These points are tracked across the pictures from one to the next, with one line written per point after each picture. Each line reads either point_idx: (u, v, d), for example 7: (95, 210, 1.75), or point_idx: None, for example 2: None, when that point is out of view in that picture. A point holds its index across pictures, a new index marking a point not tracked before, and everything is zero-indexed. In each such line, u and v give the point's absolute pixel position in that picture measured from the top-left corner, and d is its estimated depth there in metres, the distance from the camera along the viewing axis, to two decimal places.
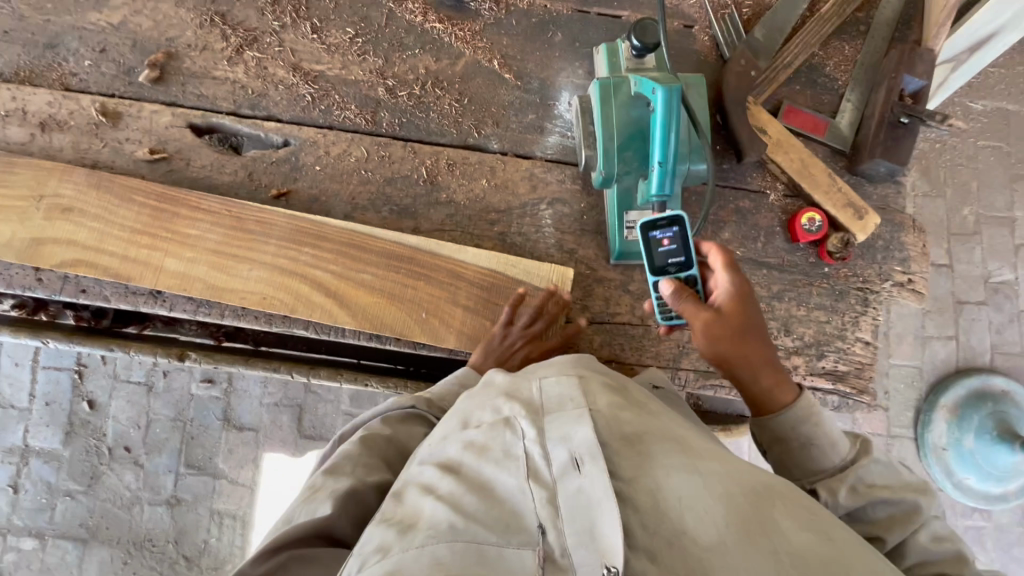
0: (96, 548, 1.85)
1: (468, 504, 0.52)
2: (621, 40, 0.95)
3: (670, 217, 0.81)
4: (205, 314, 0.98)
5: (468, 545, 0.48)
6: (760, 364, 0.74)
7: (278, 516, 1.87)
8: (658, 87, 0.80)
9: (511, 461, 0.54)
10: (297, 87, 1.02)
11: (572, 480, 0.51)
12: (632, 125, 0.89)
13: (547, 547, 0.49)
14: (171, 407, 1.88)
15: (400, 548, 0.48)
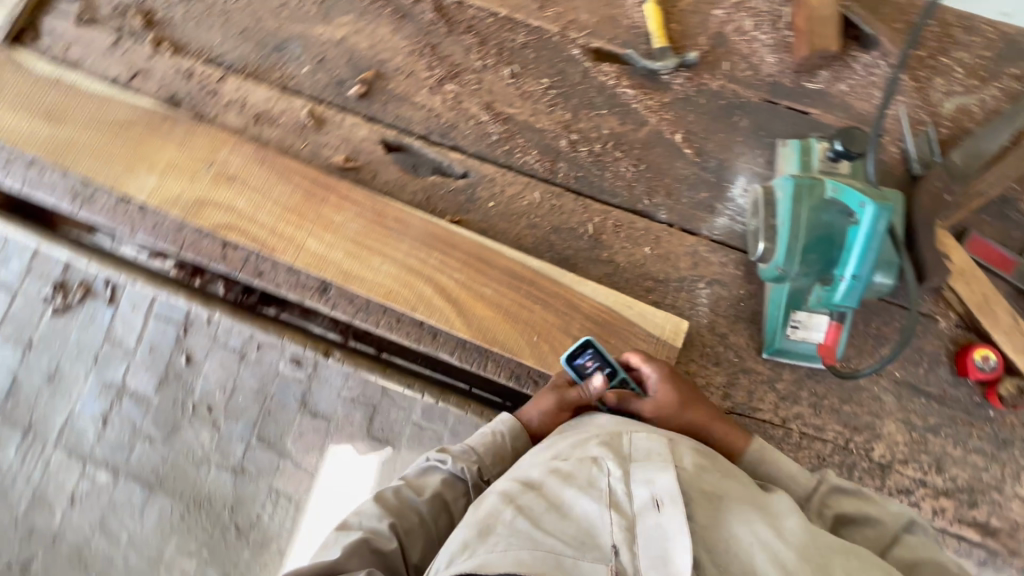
0: (158, 497, 1.78)
1: (549, 519, 0.65)
2: (819, 142, 0.96)
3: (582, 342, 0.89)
4: (364, 319, 1.03)
5: (547, 554, 0.61)
6: (706, 422, 0.86)
7: (331, 513, 1.75)
8: (871, 201, 0.80)
9: (593, 491, 0.67)
10: (486, 125, 1.08)
11: (650, 517, 0.63)
12: (822, 228, 0.88)
13: (619, 565, 0.61)
14: (256, 378, 1.79)
15: (487, 548, 0.62)
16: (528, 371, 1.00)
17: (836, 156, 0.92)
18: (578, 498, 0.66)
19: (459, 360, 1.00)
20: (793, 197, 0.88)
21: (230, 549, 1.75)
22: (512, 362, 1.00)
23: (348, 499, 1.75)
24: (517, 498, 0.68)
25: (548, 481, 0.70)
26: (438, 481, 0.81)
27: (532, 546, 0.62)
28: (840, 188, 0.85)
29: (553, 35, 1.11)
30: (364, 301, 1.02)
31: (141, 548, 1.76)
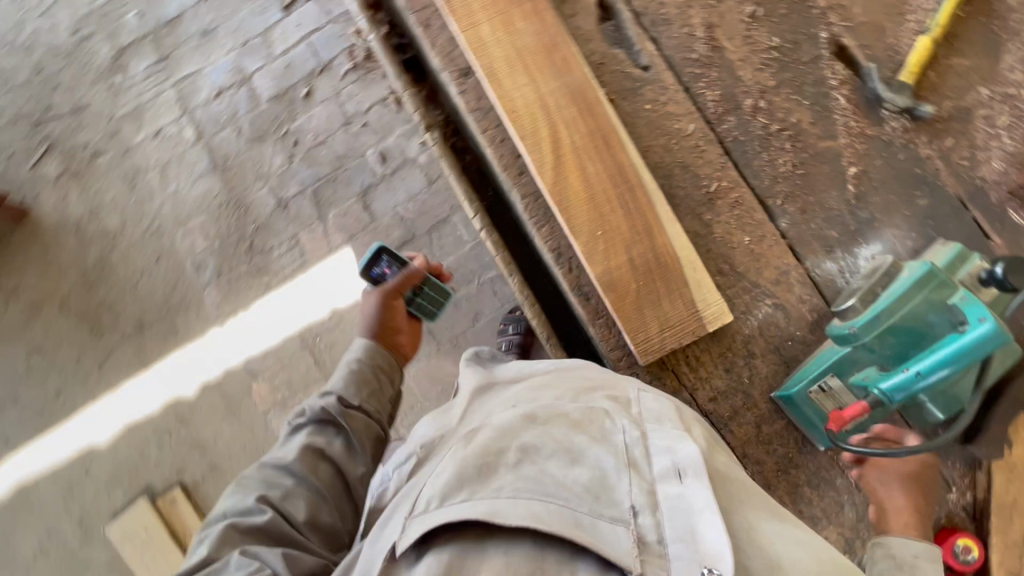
0: (216, 177, 2.12)
1: (559, 469, 0.67)
2: (978, 257, 0.87)
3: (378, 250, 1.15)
4: (473, 119, 1.03)
5: (567, 511, 0.61)
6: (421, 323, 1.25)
7: (304, 295, 2.03)
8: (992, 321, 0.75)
9: (607, 447, 0.71)
10: (696, 41, 1.04)
11: (673, 486, 0.66)
12: (923, 322, 0.82)
13: (643, 530, 0.62)
14: (344, 146, 2.09)
15: (495, 495, 0.62)
16: (569, 257, 0.99)
17: (986, 278, 0.84)
18: (589, 450, 0.69)
19: (526, 209, 1.00)
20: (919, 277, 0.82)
21: (236, 253, 2.08)
22: (563, 241, 1.00)
23: (322, 294, 2.03)
24: (526, 443, 0.70)
25: (553, 427, 0.73)
26: (317, 435, 0.95)
27: (549, 497, 0.62)
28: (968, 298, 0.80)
29: (814, 5, 1.03)
30: (488, 105, 1.03)
31: (178, 204, 2.12)
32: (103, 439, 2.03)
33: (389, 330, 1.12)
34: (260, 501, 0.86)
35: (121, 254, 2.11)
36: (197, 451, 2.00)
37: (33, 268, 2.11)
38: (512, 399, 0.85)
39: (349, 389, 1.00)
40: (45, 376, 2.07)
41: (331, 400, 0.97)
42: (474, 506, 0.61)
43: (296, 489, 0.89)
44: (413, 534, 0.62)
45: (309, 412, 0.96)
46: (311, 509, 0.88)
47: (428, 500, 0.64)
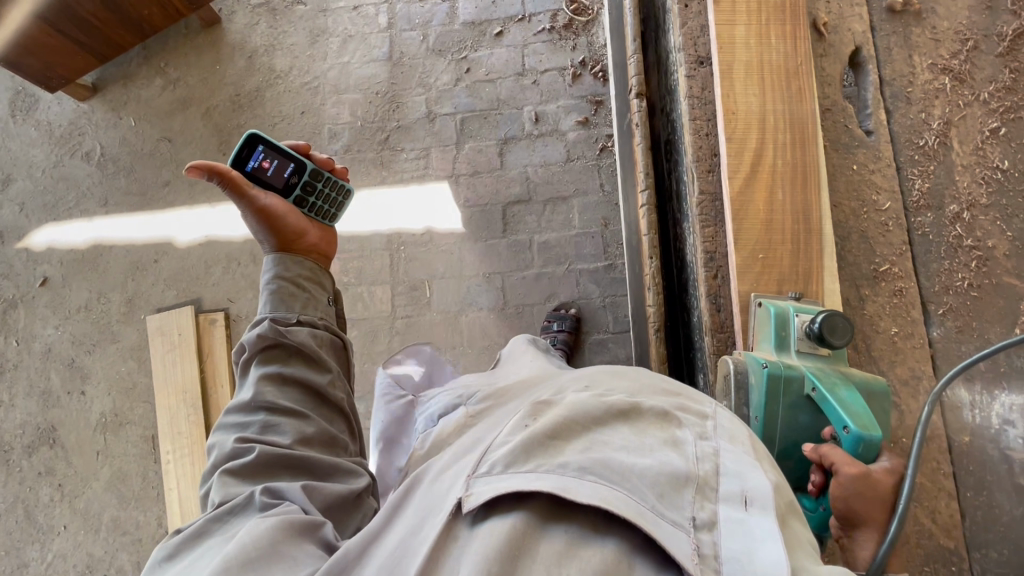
0: (385, 68, 2.22)
1: (626, 456, 0.63)
2: (797, 317, 0.86)
3: (250, 140, 1.15)
4: (689, 105, 1.06)
5: (631, 501, 0.58)
6: (298, 222, 1.16)
7: (408, 205, 2.10)
8: (853, 428, 0.74)
9: (678, 452, 0.65)
10: (928, 131, 1.03)
11: (739, 508, 0.59)
12: (794, 430, 0.84)
13: (703, 545, 0.56)
14: (507, 92, 2.16)
15: (558, 469, 0.61)
16: (719, 264, 1.00)
17: (812, 336, 0.84)
18: (657, 449, 0.65)
19: (698, 205, 1.02)
20: (766, 394, 0.84)
21: (370, 139, 2.16)
22: (719, 248, 1.01)
23: (424, 210, 2.09)
24: (595, 430, 0.67)
25: (622, 422, 0.69)
26: (276, 353, 0.99)
27: (613, 484, 0.60)
28: (819, 393, 0.80)
29: None
30: (709, 99, 1.05)
31: (343, 75, 2.22)
32: (182, 240, 2.14)
33: (290, 236, 1.14)
34: (242, 441, 0.89)
35: (275, 93, 2.23)
36: (252, 290, 2.08)
37: (199, 70, 2.27)
38: (582, 378, 0.81)
39: (279, 309, 1.03)
40: (162, 164, 2.21)
41: (265, 326, 0.99)
42: (543, 479, 0.60)
43: (274, 420, 0.92)
44: (479, 496, 0.62)
45: (248, 345, 0.97)
46: (297, 434, 0.91)
47: (492, 465, 0.65)
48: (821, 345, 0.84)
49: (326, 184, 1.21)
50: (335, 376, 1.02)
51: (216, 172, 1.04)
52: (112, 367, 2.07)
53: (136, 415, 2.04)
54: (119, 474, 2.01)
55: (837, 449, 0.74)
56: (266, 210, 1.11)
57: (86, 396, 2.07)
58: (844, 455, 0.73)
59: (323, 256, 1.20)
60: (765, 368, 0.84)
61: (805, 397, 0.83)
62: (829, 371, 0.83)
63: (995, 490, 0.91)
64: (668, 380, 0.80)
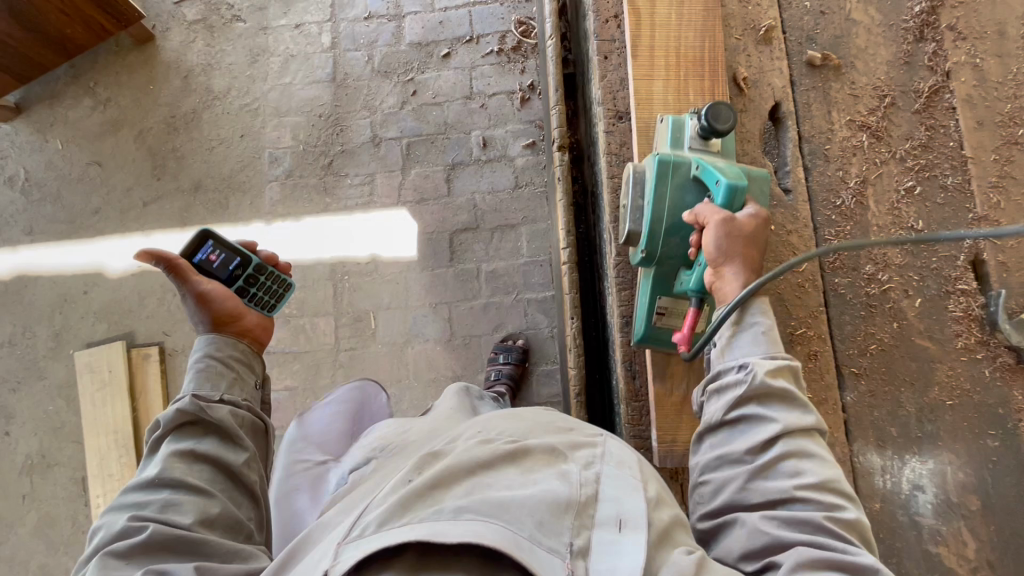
0: (328, 89, 2.15)
1: (506, 494, 0.62)
2: (691, 118, 0.89)
3: (202, 234, 1.16)
4: (608, 161, 1.03)
5: (507, 532, 0.57)
6: (235, 308, 1.13)
7: (353, 233, 2.04)
8: (724, 179, 0.80)
9: (561, 481, 0.65)
10: (846, 189, 1.02)
11: (611, 532, 0.61)
12: (683, 210, 0.86)
13: (577, 569, 0.58)
14: (455, 116, 2.11)
15: (436, 513, 0.58)
16: None
17: (704, 132, 0.87)
18: (541, 481, 0.64)
19: (616, 267, 1.00)
20: (657, 178, 0.86)
21: (312, 164, 2.09)
22: None
23: (369, 238, 2.04)
24: (477, 475, 0.65)
25: (507, 462, 0.68)
26: (194, 429, 0.94)
27: (492, 518, 0.58)
28: (702, 167, 0.84)
29: (969, 210, 1.01)
30: (628, 155, 1.03)
31: (284, 96, 2.15)
32: (113, 269, 2.04)
33: (225, 319, 1.11)
34: (137, 519, 0.81)
35: (212, 114, 2.14)
36: (188, 323, 1.99)
37: (131, 90, 2.16)
38: (471, 425, 0.80)
39: (205, 388, 0.98)
40: (92, 189, 2.10)
41: (185, 400, 0.94)
42: (416, 527, 0.56)
43: (177, 497, 0.85)
44: (345, 563, 0.54)
45: (164, 422, 0.93)
46: (199, 513, 0.84)
47: (365, 526, 0.59)
48: (711, 139, 0.87)
49: (269, 275, 1.22)
50: (251, 453, 0.96)
51: (161, 257, 1.07)
52: (38, 406, 1.97)
53: (65, 456, 1.94)
54: (47, 519, 1.91)
55: (711, 207, 0.80)
56: (205, 292, 1.11)
57: (11, 436, 1.96)
58: (716, 210, 0.79)
59: (258, 343, 1.15)
60: (657, 157, 0.87)
61: (692, 178, 0.86)
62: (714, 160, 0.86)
63: (904, 557, 0.91)
64: (556, 419, 0.81)
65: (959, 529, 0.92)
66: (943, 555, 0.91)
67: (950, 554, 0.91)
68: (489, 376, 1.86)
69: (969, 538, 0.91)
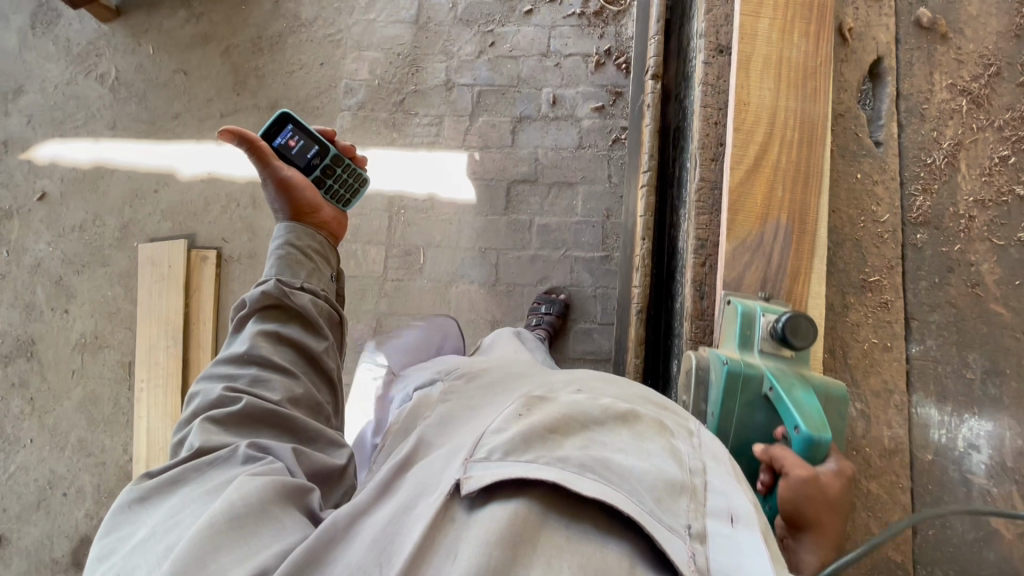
0: (410, 30, 2.20)
1: (621, 459, 0.61)
2: (764, 316, 0.87)
3: (282, 119, 1.20)
4: (702, 91, 1.05)
5: (632, 503, 0.56)
6: (312, 197, 1.17)
7: (414, 170, 2.10)
8: (804, 428, 0.76)
9: (674, 459, 0.63)
10: (939, 149, 1.02)
11: (721, 526, 0.57)
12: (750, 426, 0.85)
13: (697, 554, 0.55)
14: (529, 72, 2.14)
15: (559, 460, 0.59)
16: (709, 253, 1.00)
17: (777, 335, 0.85)
18: (656, 454, 0.63)
19: (697, 192, 1.02)
20: (723, 392, 0.85)
21: (385, 99, 2.15)
22: (711, 237, 1.01)
23: (430, 177, 2.09)
24: (594, 429, 0.64)
25: (622, 424, 0.67)
26: (274, 313, 0.98)
27: (611, 482, 0.58)
28: (775, 392, 0.82)
29: None
30: (723, 88, 1.04)
31: (367, 32, 2.21)
32: (185, 173, 2.14)
33: (305, 208, 1.16)
34: (229, 390, 0.87)
35: (296, 41, 2.22)
36: (247, 233, 2.07)
37: (224, 7, 2.25)
38: (575, 380, 0.79)
39: (292, 275, 1.03)
40: (175, 95, 2.20)
41: (271, 284, 0.98)
42: (547, 468, 0.58)
43: (264, 373, 0.90)
44: (480, 479, 0.59)
45: (251, 301, 0.97)
46: (286, 391, 0.89)
47: (491, 451, 0.62)
48: (784, 346, 0.85)
49: (343, 165, 1.24)
50: (330, 343, 1.02)
51: (244, 138, 1.09)
52: (98, 290, 2.07)
53: (116, 340, 2.04)
54: (92, 396, 2.01)
55: (788, 452, 0.76)
56: (286, 181, 1.14)
57: (69, 314, 2.07)
58: (795, 459, 0.75)
59: (334, 235, 1.21)
60: (726, 366, 0.86)
61: (762, 396, 0.85)
62: (788, 371, 0.84)
63: (950, 512, 0.91)
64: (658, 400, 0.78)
65: (1010, 493, 0.91)
66: (990, 515, 0.91)
67: (997, 515, 0.91)
68: (530, 322, 1.90)
69: (1020, 502, 0.91)
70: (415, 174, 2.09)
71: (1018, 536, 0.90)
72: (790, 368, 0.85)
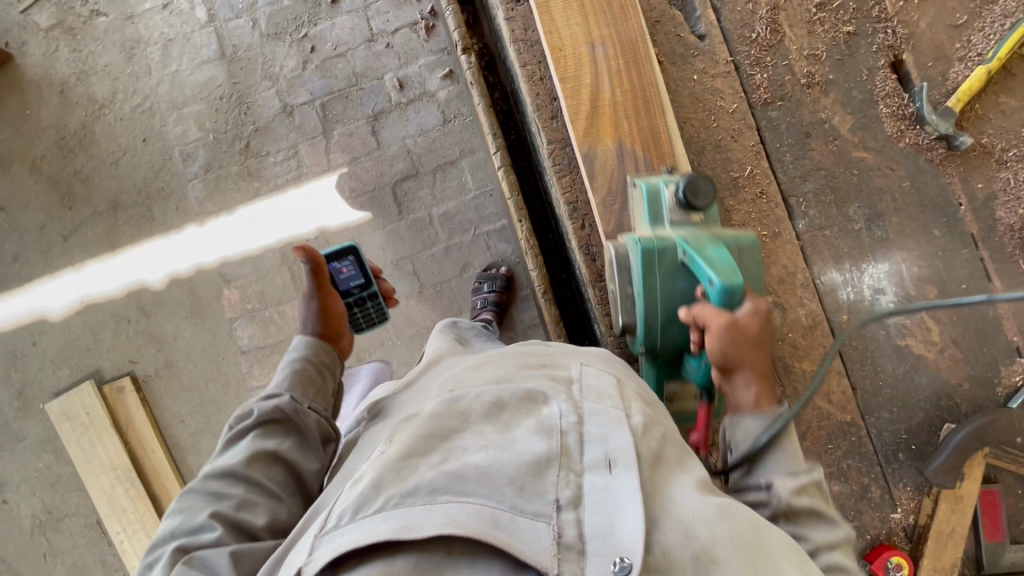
0: (221, 67, 1.99)
1: (482, 456, 0.63)
2: (666, 187, 0.82)
3: (343, 249, 1.26)
4: (516, 50, 0.98)
5: (485, 509, 0.57)
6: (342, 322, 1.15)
7: (292, 211, 1.96)
8: (715, 281, 0.72)
9: (542, 435, 0.67)
10: (759, 19, 0.99)
11: (599, 477, 0.64)
12: (673, 294, 0.81)
13: (564, 527, 0.59)
14: (363, 63, 1.98)
15: (409, 500, 0.58)
16: (584, 214, 0.98)
17: (682, 203, 0.80)
18: (520, 440, 0.66)
19: (550, 156, 0.98)
20: (641, 271, 0.81)
21: (229, 150, 1.97)
22: (581, 196, 0.98)
23: (312, 212, 1.95)
24: (454, 439, 0.66)
25: (485, 422, 0.69)
26: (275, 431, 0.88)
27: (467, 496, 0.58)
28: (688, 256, 0.77)
29: (880, 10, 1.00)
30: (534, 39, 0.98)
31: (176, 87, 1.98)
32: (55, 311, 1.94)
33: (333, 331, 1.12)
34: (212, 514, 0.78)
35: (106, 125, 1.98)
36: (153, 344, 1.93)
37: (8, 120, 1.98)
38: (448, 387, 0.81)
39: (300, 390, 0.94)
40: (4, 237, 1.96)
41: (285, 398, 0.91)
42: (391, 517, 0.57)
43: (254, 497, 0.81)
44: (320, 559, 0.56)
45: (257, 413, 0.88)
46: (272, 516, 0.80)
47: (339, 517, 0.59)
48: (691, 211, 0.81)
49: (379, 306, 1.32)
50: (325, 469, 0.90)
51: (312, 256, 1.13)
52: (27, 466, 1.92)
53: (71, 506, 1.91)
54: (75, 568, 1.90)
55: (705, 306, 0.74)
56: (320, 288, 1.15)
57: (10, 503, 1.92)
58: (712, 312, 0.73)
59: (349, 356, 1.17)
60: (639, 244, 0.81)
61: (679, 263, 0.80)
62: (701, 234, 0.80)
63: (878, 357, 0.97)
64: (531, 356, 0.85)
65: (921, 318, 0.97)
66: (911, 345, 0.97)
67: (918, 343, 0.97)
68: (475, 305, 1.86)
69: (931, 323, 0.97)
70: (310, 201, 1.96)
71: (941, 353, 0.97)
72: (702, 230, 0.81)
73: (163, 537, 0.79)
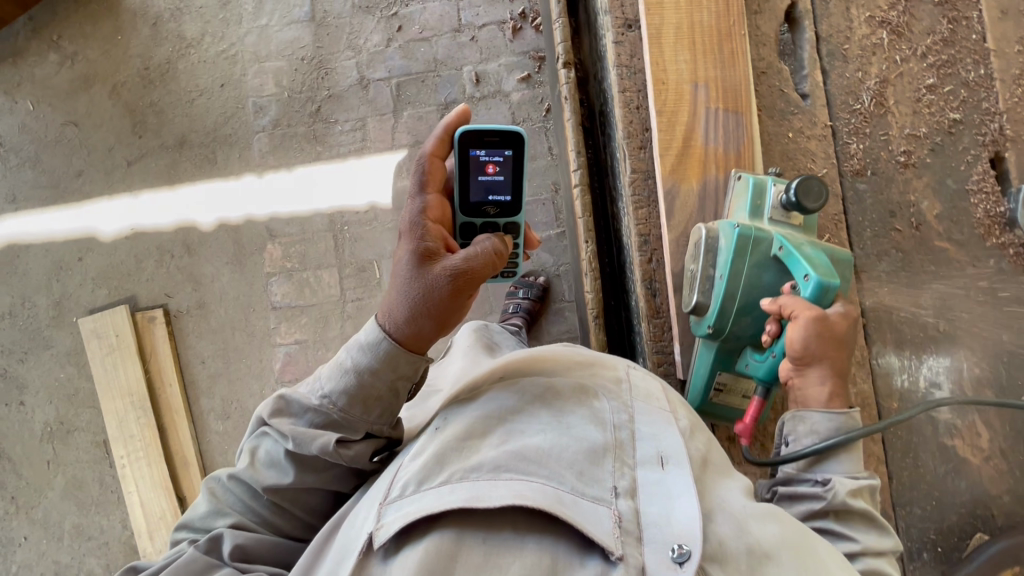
0: (308, 29, 2.03)
1: (540, 441, 0.66)
2: (775, 185, 0.85)
3: (509, 135, 0.88)
4: (617, 73, 0.98)
5: (548, 489, 0.61)
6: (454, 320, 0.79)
7: (346, 181, 1.98)
8: (815, 275, 0.76)
9: (597, 425, 0.71)
10: (866, 88, 0.98)
11: (655, 471, 0.68)
12: (757, 287, 0.83)
13: (623, 516, 0.62)
14: (445, 52, 2.00)
15: (473, 475, 0.62)
16: (653, 248, 0.98)
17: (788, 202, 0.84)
18: (578, 426, 0.69)
19: (632, 184, 0.98)
20: (733, 253, 0.83)
21: (299, 111, 2.00)
22: (653, 229, 0.98)
23: (366, 185, 1.98)
24: (511, 421, 0.70)
25: (539, 406, 0.72)
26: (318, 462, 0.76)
27: (529, 475, 0.62)
28: (785, 251, 0.80)
29: (990, 103, 0.98)
30: (639, 66, 0.98)
31: (262, 41, 2.02)
32: (106, 233, 1.99)
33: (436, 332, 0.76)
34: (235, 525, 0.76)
35: (188, 64, 2.03)
36: (190, 284, 1.97)
37: (98, 42, 2.04)
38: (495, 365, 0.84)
39: (353, 411, 0.76)
40: (72, 151, 2.02)
41: (329, 440, 0.74)
42: (455, 492, 0.60)
43: (279, 521, 0.78)
44: (390, 526, 0.59)
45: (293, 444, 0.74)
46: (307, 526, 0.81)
47: (404, 486, 0.62)
48: (794, 212, 0.85)
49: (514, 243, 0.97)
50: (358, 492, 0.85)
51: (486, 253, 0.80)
52: (49, 374, 1.98)
53: (83, 421, 1.96)
54: (74, 482, 1.95)
55: (795, 299, 0.77)
56: (466, 263, 0.76)
57: (26, 406, 1.98)
58: (802, 305, 0.76)
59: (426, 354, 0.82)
60: (736, 229, 0.84)
61: (772, 258, 0.83)
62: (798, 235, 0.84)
63: None
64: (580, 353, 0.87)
65: None
66: None
67: None
68: (507, 308, 1.87)
69: None
70: (368, 175, 1.98)
71: None
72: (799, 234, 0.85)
73: (187, 523, 0.80)
